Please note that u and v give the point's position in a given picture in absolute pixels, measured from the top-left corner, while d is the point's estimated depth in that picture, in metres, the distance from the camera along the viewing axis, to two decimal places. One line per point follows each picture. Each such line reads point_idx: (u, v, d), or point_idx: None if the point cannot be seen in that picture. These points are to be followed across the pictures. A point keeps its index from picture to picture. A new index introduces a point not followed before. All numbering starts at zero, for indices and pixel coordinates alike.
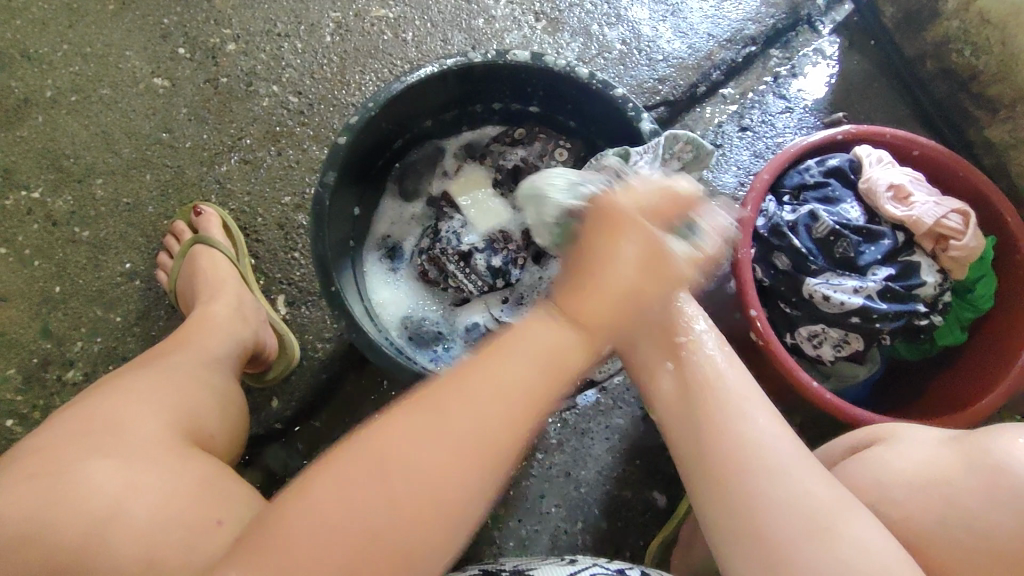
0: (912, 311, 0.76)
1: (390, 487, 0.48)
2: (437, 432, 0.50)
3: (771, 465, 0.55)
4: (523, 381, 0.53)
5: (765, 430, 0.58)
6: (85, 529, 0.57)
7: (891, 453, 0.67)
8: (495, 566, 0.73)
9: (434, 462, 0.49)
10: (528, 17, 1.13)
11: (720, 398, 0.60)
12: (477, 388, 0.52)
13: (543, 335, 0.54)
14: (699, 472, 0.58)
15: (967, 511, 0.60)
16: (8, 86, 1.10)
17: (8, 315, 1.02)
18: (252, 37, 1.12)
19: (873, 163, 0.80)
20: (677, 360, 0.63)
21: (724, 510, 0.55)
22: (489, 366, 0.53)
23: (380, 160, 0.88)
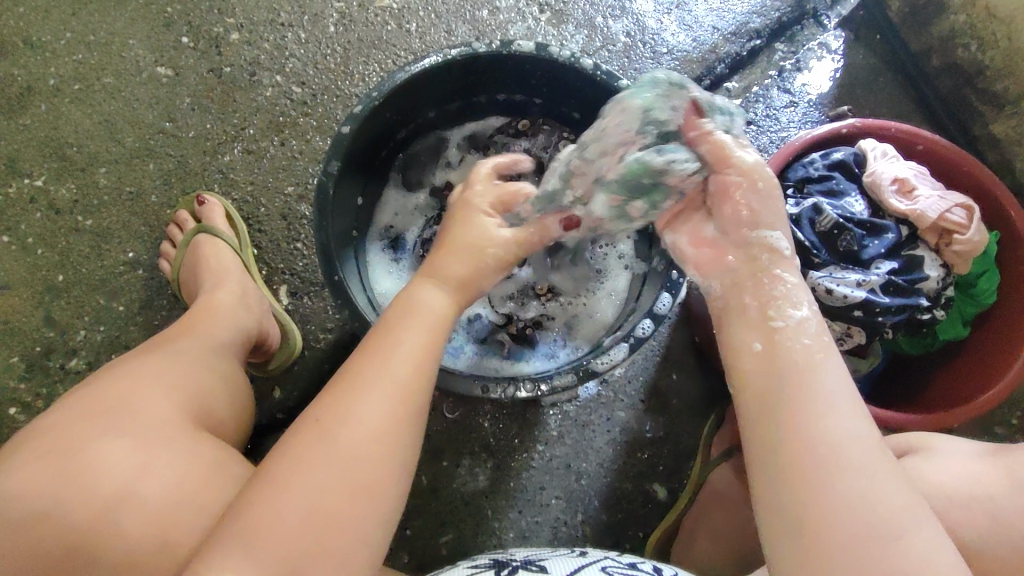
0: (915, 306, 0.76)
1: (333, 471, 0.53)
2: (353, 412, 0.56)
3: (838, 464, 0.51)
4: (412, 372, 0.59)
5: (845, 429, 0.53)
6: (96, 509, 0.57)
7: (930, 465, 0.68)
8: (506, 557, 0.73)
9: (361, 443, 0.55)
10: (532, 9, 1.13)
11: (800, 389, 0.55)
12: (372, 372, 0.58)
13: (426, 298, 0.65)
14: (768, 461, 0.54)
15: (1007, 525, 0.62)
16: (11, 73, 1.09)
17: (12, 303, 1.02)
18: (256, 27, 1.12)
19: (877, 157, 0.80)
20: (768, 340, 0.58)
21: (783, 511, 0.52)
22: (389, 358, 0.59)
23: (383, 150, 0.88)
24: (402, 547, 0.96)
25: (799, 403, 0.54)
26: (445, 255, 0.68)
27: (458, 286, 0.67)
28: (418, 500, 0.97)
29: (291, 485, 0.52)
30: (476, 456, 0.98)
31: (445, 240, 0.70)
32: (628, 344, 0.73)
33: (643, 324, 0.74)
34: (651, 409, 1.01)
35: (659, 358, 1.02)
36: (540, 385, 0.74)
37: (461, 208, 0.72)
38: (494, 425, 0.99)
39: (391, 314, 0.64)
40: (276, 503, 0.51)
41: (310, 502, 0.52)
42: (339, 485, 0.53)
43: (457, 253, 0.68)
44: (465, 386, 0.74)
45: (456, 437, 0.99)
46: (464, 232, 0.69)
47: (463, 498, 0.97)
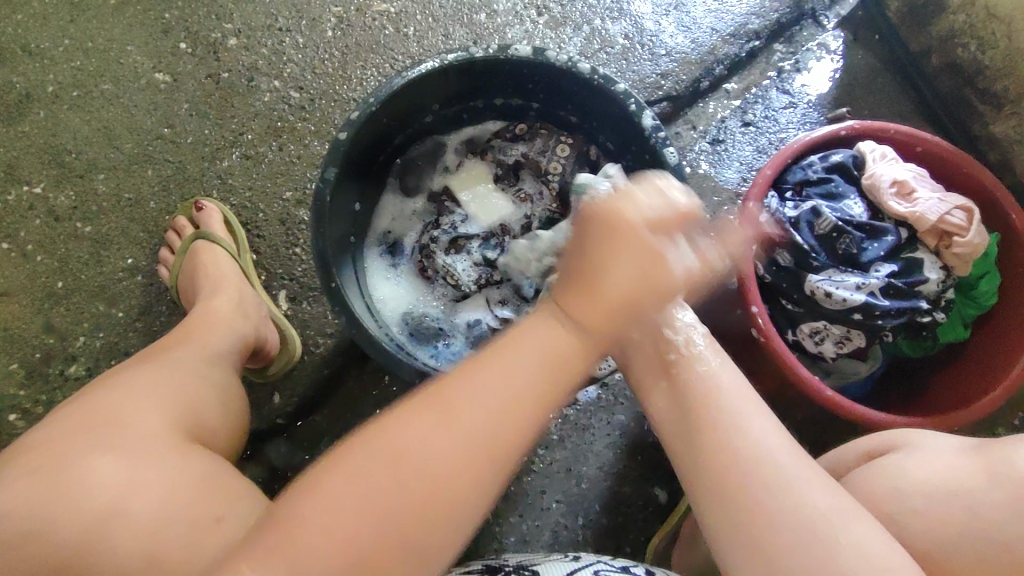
0: (915, 308, 0.76)
1: (431, 469, 0.51)
2: (433, 440, 0.52)
3: (772, 478, 0.57)
4: (502, 414, 0.53)
5: (766, 442, 0.59)
6: (88, 523, 0.58)
7: (910, 460, 0.68)
8: (500, 561, 0.73)
9: (455, 450, 0.52)
10: (531, 12, 1.12)
11: (718, 410, 0.61)
12: (465, 382, 0.54)
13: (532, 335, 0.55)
14: (703, 486, 0.59)
15: (987, 522, 0.62)
16: (10, 81, 1.10)
17: (11, 310, 1.02)
18: (254, 32, 1.12)
19: (876, 160, 0.79)
20: (669, 378, 0.65)
21: (732, 525, 0.57)
22: (487, 385, 0.53)
23: (380, 156, 0.87)
24: None
25: (715, 431, 0.60)
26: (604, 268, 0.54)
27: (602, 319, 0.54)
28: None
29: (366, 480, 0.50)
30: None
31: (596, 258, 0.54)
32: None
33: None
34: None
35: None
36: None
37: (614, 224, 0.54)
38: None
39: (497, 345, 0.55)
40: (356, 497, 0.50)
41: (399, 499, 0.50)
42: (430, 489, 0.51)
43: (605, 297, 0.54)
44: None
45: None
46: (610, 251, 0.54)
47: None
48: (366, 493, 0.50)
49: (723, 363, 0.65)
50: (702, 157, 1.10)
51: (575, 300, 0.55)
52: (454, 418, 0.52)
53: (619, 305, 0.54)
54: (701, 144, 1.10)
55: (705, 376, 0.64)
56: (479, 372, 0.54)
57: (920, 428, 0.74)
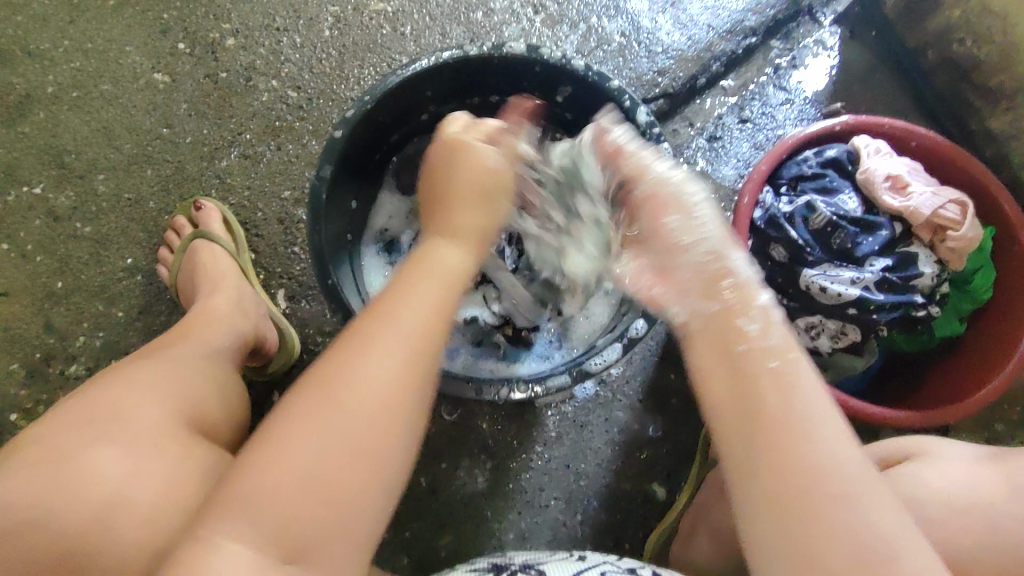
0: (909, 302, 0.76)
1: (364, 427, 0.50)
2: (366, 353, 0.52)
3: (833, 492, 0.46)
4: (426, 352, 0.54)
5: (836, 454, 0.48)
6: (90, 513, 0.58)
7: (929, 469, 0.68)
8: (500, 559, 0.73)
9: (387, 397, 0.51)
10: (527, 10, 1.13)
11: (786, 411, 0.49)
12: (390, 322, 0.54)
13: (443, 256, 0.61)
14: (750, 495, 0.48)
15: (1007, 532, 0.61)
16: (10, 82, 1.10)
17: (12, 310, 1.03)
18: (252, 32, 1.12)
19: (870, 154, 0.79)
20: (735, 372, 0.51)
21: (779, 552, 0.46)
22: (397, 316, 0.55)
23: (376, 153, 0.88)
24: (402, 549, 0.96)
25: (777, 432, 0.48)
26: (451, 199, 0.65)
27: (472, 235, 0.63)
28: (418, 503, 0.97)
29: (291, 452, 0.48)
30: (475, 458, 0.98)
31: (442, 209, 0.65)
32: (621, 345, 0.74)
33: (635, 324, 0.74)
34: (649, 409, 1.01)
35: (656, 357, 1.02)
36: (535, 386, 0.74)
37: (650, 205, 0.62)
38: (493, 426, 0.99)
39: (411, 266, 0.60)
40: (298, 463, 0.48)
41: (337, 459, 0.49)
42: (348, 448, 0.49)
43: (458, 197, 0.65)
44: (460, 388, 0.74)
45: (455, 438, 0.99)
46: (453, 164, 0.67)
47: (462, 500, 0.97)
48: (305, 453, 0.48)
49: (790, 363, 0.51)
50: (700, 153, 1.10)
51: (442, 231, 0.63)
52: (387, 363, 0.52)
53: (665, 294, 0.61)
54: (698, 141, 1.11)
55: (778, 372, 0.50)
56: (414, 317, 0.55)
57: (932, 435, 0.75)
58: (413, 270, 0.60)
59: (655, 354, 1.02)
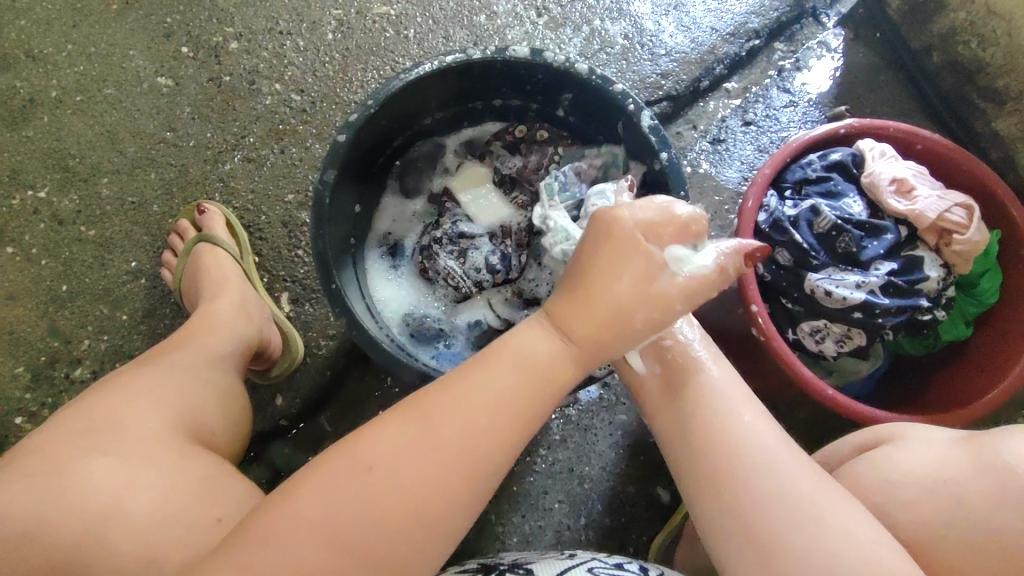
0: (914, 306, 0.76)
1: (395, 494, 0.52)
2: (416, 439, 0.54)
3: (755, 461, 0.60)
4: (471, 432, 0.55)
5: (752, 429, 0.63)
6: (84, 526, 0.58)
7: (901, 451, 0.68)
8: (496, 561, 0.73)
9: (427, 479, 0.53)
10: (530, 13, 1.13)
11: (705, 400, 0.65)
12: (454, 401, 0.56)
13: (538, 347, 0.58)
14: (689, 471, 0.63)
15: (971, 510, 0.62)
16: (14, 86, 1.10)
17: (17, 313, 1.03)
18: (255, 36, 1.12)
19: (876, 158, 0.79)
20: (665, 364, 0.68)
21: (727, 521, 0.59)
22: (456, 398, 0.56)
23: (380, 157, 0.88)
24: None
25: (703, 417, 0.63)
26: (606, 274, 0.57)
27: (590, 342, 0.58)
28: None
29: (322, 511, 0.51)
30: None
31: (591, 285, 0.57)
32: None
33: None
34: None
35: None
36: None
37: (612, 234, 0.58)
38: None
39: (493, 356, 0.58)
40: (325, 512, 0.51)
41: (364, 520, 0.51)
42: (383, 515, 0.52)
43: (591, 302, 0.57)
44: None
45: None
46: (611, 259, 0.57)
47: None
48: (338, 512, 0.51)
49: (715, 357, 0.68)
50: (703, 156, 1.10)
51: (556, 316, 0.59)
52: (429, 437, 0.54)
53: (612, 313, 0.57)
54: (701, 144, 1.10)
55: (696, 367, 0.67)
56: (462, 387, 0.56)
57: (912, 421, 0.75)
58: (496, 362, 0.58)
59: None
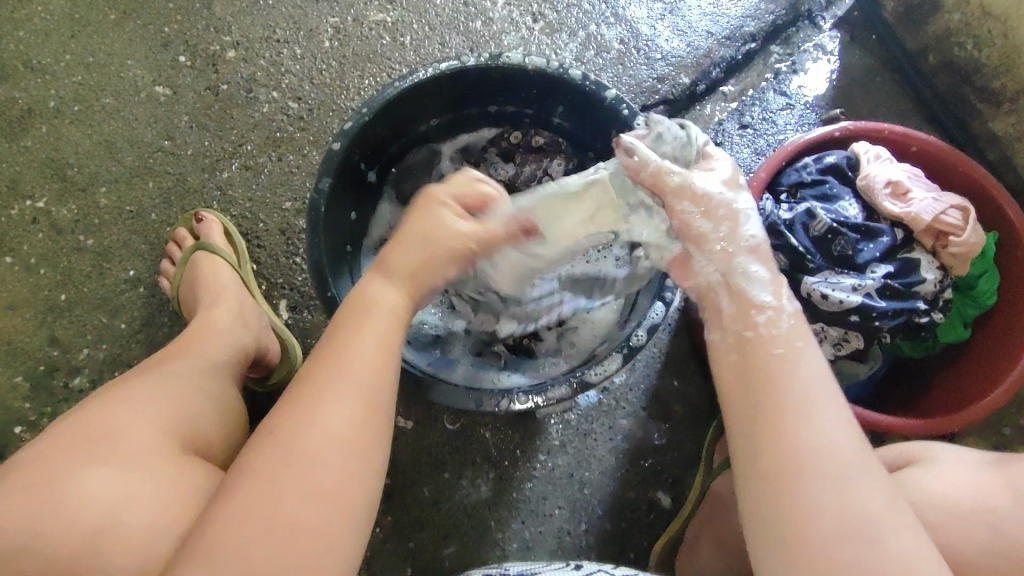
0: (912, 309, 0.76)
1: (284, 490, 0.53)
2: (307, 413, 0.56)
3: (828, 471, 0.53)
4: (370, 375, 0.59)
5: (833, 438, 0.55)
6: (81, 539, 0.58)
7: (931, 475, 0.67)
8: (498, 570, 0.73)
9: (309, 454, 0.54)
10: (526, 18, 1.13)
11: (791, 397, 0.56)
12: (326, 386, 0.57)
13: (378, 294, 0.64)
14: (745, 465, 0.56)
15: (1007, 539, 0.62)
16: (13, 97, 1.11)
17: (16, 323, 1.03)
18: (252, 44, 1.13)
19: (871, 160, 0.79)
20: (742, 349, 0.60)
21: (773, 529, 0.53)
22: (344, 353, 0.59)
23: (375, 165, 0.88)
24: (406, 559, 0.96)
25: (780, 410, 0.55)
26: (416, 253, 0.66)
27: (409, 276, 0.65)
28: (421, 513, 0.97)
29: (239, 528, 0.51)
30: (477, 467, 0.98)
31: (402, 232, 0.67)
32: (622, 354, 0.73)
33: (636, 333, 0.74)
34: (653, 417, 1.00)
35: (660, 364, 1.01)
36: (535, 397, 0.74)
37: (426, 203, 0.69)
38: (495, 436, 0.99)
39: (348, 309, 0.63)
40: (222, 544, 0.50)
41: (267, 524, 0.51)
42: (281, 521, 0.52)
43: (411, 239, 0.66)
44: (461, 400, 0.74)
45: (457, 448, 0.98)
46: (422, 223, 0.67)
47: (465, 510, 0.97)
48: (233, 542, 0.50)
49: (807, 347, 0.59)
50: None
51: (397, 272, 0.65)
52: (340, 385, 0.58)
53: (417, 270, 0.66)
54: None
55: (783, 357, 0.58)
56: (343, 344, 0.60)
57: (922, 437, 0.74)
58: (355, 315, 0.63)
59: (657, 361, 1.02)
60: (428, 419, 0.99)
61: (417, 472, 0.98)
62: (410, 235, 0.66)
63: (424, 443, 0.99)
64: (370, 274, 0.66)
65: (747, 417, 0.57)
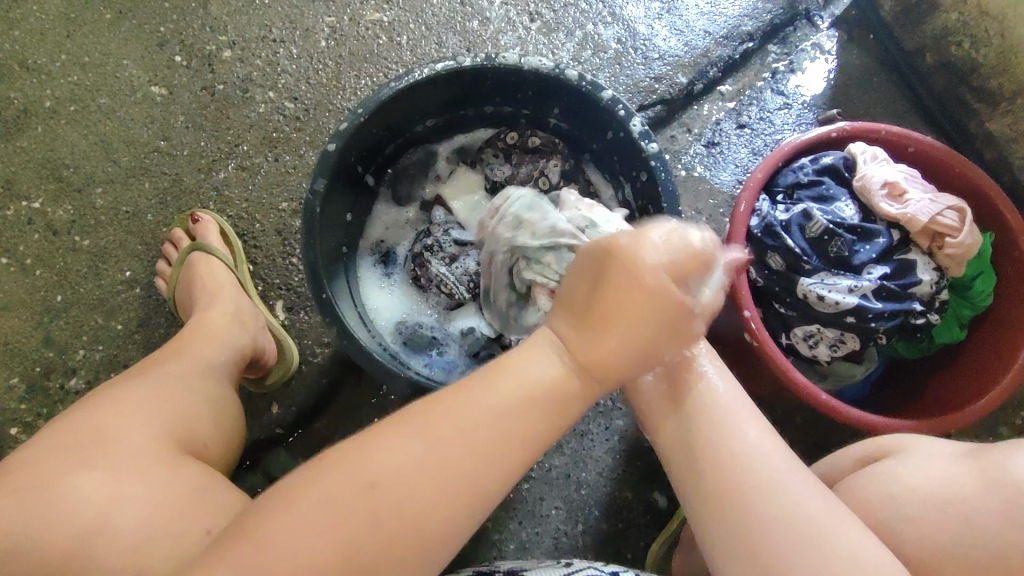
0: (908, 309, 0.75)
1: (350, 521, 0.48)
2: (428, 434, 0.51)
3: (765, 481, 0.58)
4: (496, 437, 0.51)
5: (761, 447, 0.60)
6: (69, 542, 0.58)
7: (906, 467, 0.67)
8: (492, 570, 0.73)
9: (410, 497, 0.49)
10: (523, 18, 1.13)
11: (715, 421, 0.62)
12: (435, 421, 0.51)
13: (538, 372, 0.53)
14: (693, 489, 0.61)
15: (978, 530, 0.61)
16: (8, 97, 1.10)
17: (12, 324, 1.03)
18: (248, 44, 1.12)
19: (867, 161, 0.79)
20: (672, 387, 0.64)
21: (731, 544, 0.57)
22: (489, 389, 0.52)
23: (372, 165, 0.88)
24: None
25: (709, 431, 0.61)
26: (618, 306, 0.51)
27: (590, 369, 0.53)
28: None
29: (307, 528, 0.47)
30: None
31: (604, 309, 0.51)
32: None
33: None
34: None
35: None
36: None
37: (610, 258, 0.52)
38: None
39: (491, 380, 0.53)
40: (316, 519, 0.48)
41: (327, 540, 0.47)
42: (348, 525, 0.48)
43: (632, 336, 0.51)
44: None
45: None
46: (629, 302, 0.51)
47: None
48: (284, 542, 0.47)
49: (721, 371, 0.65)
50: (698, 160, 1.10)
51: (583, 327, 0.53)
52: (461, 425, 0.51)
53: (610, 373, 0.53)
54: (696, 147, 1.10)
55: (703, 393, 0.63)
56: (466, 401, 0.52)
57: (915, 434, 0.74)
58: (500, 378, 0.53)
59: None
60: None
61: None
62: (621, 275, 0.51)
63: None
64: (576, 368, 0.53)
65: (682, 446, 0.63)
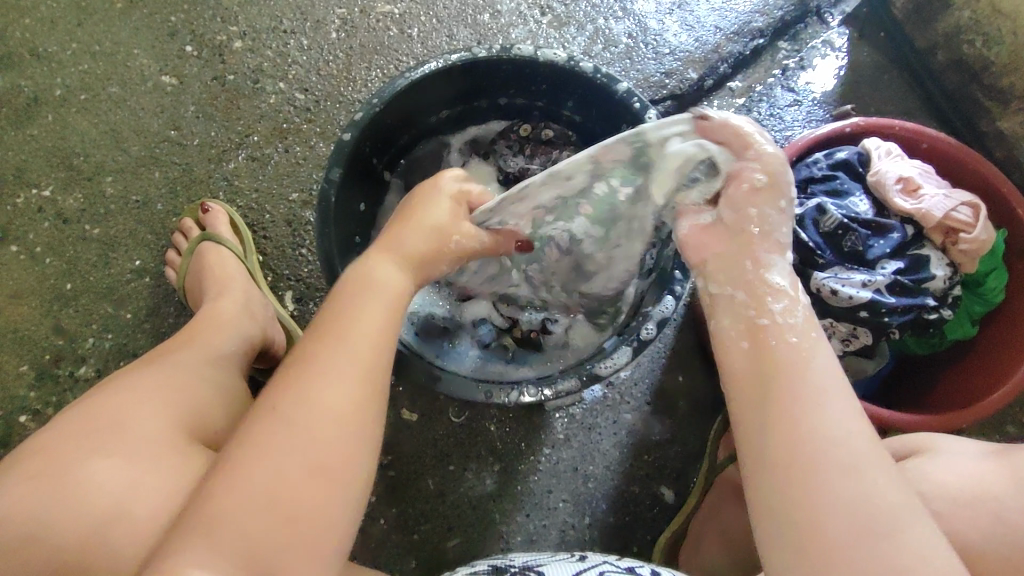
0: (922, 305, 0.76)
1: (285, 469, 0.52)
2: (311, 378, 0.56)
3: (841, 456, 0.49)
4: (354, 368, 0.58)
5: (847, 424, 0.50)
6: (88, 529, 0.58)
7: (933, 465, 0.68)
8: (504, 562, 0.72)
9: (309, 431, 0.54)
10: (534, 12, 1.13)
11: (796, 379, 0.52)
12: (329, 352, 0.58)
13: (381, 273, 0.65)
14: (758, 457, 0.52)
15: (1011, 526, 0.61)
16: (18, 85, 1.10)
17: (21, 311, 1.03)
18: (259, 34, 1.12)
19: (882, 156, 0.79)
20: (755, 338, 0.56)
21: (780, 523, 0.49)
22: (350, 325, 0.60)
23: (384, 156, 0.88)
24: (410, 551, 0.96)
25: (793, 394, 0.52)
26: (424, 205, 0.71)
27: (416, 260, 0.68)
28: (425, 505, 0.97)
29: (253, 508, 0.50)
30: (482, 460, 0.98)
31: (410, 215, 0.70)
32: (631, 348, 0.74)
33: (646, 327, 0.74)
34: (658, 412, 1.01)
35: (665, 359, 1.01)
36: (544, 389, 0.74)
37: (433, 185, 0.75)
38: (500, 429, 0.99)
39: (345, 284, 0.64)
40: (243, 496, 0.51)
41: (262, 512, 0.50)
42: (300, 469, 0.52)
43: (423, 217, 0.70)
44: (469, 392, 0.74)
45: (462, 442, 0.99)
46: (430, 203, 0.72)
47: (470, 502, 0.97)
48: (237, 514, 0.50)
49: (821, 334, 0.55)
50: None
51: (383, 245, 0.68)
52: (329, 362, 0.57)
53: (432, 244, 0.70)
54: None
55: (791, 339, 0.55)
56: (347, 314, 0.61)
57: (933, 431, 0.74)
58: (356, 288, 0.63)
59: (663, 355, 1.02)
60: (434, 411, 0.99)
61: (421, 463, 0.98)
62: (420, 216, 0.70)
63: (429, 437, 0.99)
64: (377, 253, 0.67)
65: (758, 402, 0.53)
